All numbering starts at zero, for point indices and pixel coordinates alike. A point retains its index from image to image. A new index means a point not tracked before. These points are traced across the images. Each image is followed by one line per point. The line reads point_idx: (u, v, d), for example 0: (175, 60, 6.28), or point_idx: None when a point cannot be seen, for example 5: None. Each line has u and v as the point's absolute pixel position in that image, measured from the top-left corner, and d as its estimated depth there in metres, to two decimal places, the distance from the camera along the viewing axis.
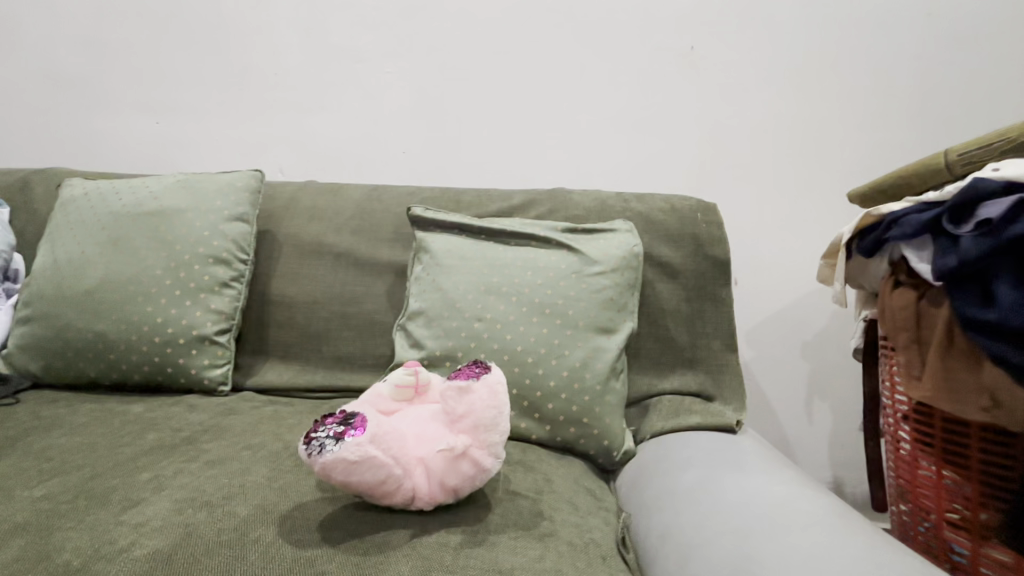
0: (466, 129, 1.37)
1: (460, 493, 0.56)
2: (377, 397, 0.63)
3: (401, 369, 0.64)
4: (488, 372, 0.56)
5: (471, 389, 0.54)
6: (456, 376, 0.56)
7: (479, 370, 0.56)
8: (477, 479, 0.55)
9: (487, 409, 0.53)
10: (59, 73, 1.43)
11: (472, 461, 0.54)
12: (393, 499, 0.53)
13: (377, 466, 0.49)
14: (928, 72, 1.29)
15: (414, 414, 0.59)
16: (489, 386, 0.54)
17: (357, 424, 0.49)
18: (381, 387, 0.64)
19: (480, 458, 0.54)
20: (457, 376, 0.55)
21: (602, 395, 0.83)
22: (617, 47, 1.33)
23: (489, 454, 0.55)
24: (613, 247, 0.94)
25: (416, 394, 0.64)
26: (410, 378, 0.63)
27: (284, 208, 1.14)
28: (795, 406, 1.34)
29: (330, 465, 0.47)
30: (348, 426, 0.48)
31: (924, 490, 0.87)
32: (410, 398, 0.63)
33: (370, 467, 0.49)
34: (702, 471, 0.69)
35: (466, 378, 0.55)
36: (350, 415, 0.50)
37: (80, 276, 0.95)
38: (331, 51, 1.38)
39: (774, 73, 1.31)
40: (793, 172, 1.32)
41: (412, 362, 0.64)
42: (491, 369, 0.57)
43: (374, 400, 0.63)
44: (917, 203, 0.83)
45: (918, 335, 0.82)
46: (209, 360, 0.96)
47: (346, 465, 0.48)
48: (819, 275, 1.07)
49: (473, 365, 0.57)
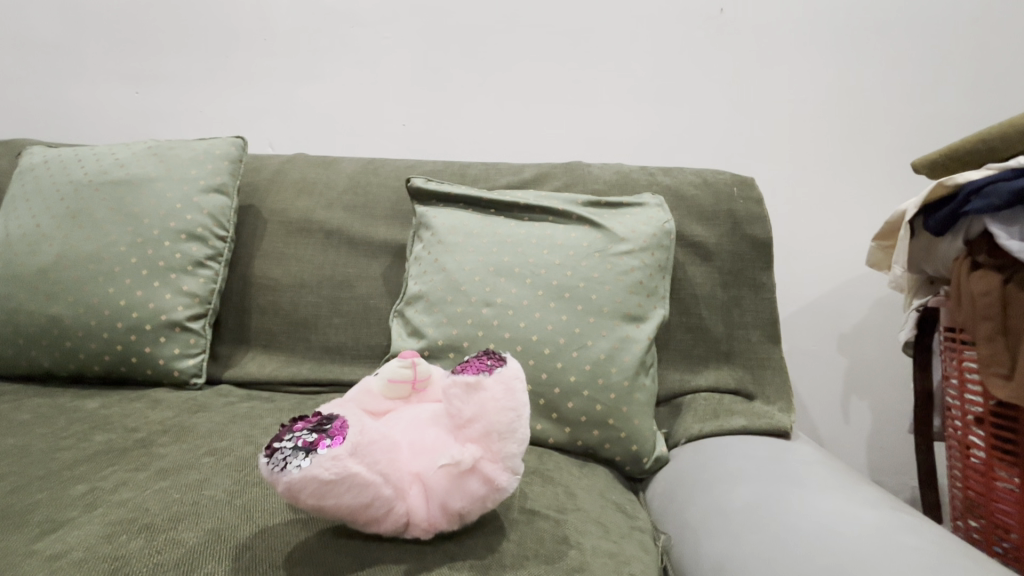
0: (471, 100, 1.25)
1: (468, 517, 0.44)
2: (365, 394, 0.52)
3: (394, 362, 0.53)
4: (502, 364, 0.44)
5: (480, 382, 0.43)
6: (462, 369, 0.44)
7: (491, 363, 0.44)
8: (489, 500, 0.43)
9: (501, 406, 0.42)
10: (30, 38, 1.31)
11: (483, 478, 0.42)
12: (381, 527, 0.42)
13: (361, 486, 0.38)
14: (991, 34, 1.15)
15: (411, 416, 0.47)
16: (504, 377, 0.43)
17: (335, 431, 0.37)
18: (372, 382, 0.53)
19: (493, 473, 0.42)
20: (464, 370, 0.44)
21: (630, 392, 0.72)
22: (638, 10, 1.19)
23: (504, 469, 0.43)
24: (641, 223, 0.82)
25: (415, 391, 0.53)
26: (405, 371, 0.52)
27: (269, 182, 1.03)
28: (831, 404, 1.22)
29: (299, 484, 0.36)
30: (322, 432, 0.37)
31: (1002, 506, 0.75)
32: (405, 396, 0.52)
33: (351, 488, 0.38)
34: (756, 488, 0.59)
35: (474, 373, 0.43)
36: (328, 417, 0.39)
37: (33, 253, 0.84)
38: (325, 13, 1.25)
39: (814, 38, 1.18)
40: (835, 148, 1.19)
41: (410, 353, 0.53)
42: (506, 360, 0.45)
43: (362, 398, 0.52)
44: (1003, 170, 0.71)
45: (1004, 324, 0.70)
46: (179, 349, 0.85)
47: (319, 486, 0.36)
48: (869, 259, 0.95)
49: (482, 353, 0.46)
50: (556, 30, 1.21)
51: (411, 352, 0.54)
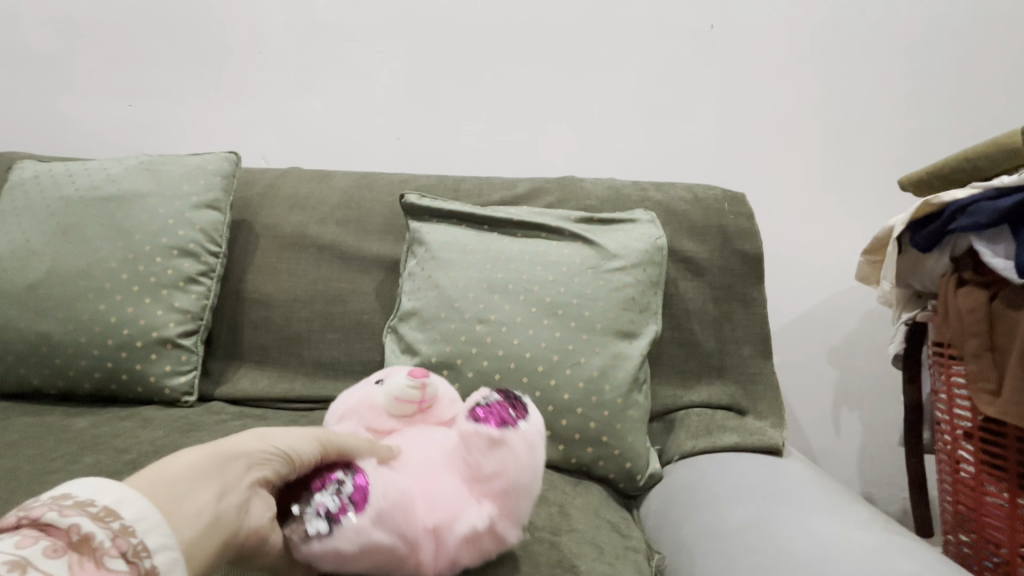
0: (464, 114, 1.25)
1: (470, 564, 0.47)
2: (371, 409, 0.54)
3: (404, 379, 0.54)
4: (523, 417, 0.45)
5: (502, 437, 0.43)
6: (482, 416, 0.44)
7: (515, 415, 0.45)
8: (493, 549, 0.46)
9: (518, 465, 0.43)
10: (21, 51, 1.31)
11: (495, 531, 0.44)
12: None
13: (384, 546, 0.39)
14: (974, 53, 1.17)
15: (421, 450, 0.49)
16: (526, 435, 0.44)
17: (358, 495, 0.38)
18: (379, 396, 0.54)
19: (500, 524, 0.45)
20: (487, 421, 0.44)
21: (623, 410, 0.72)
22: (629, 27, 1.21)
23: (512, 525, 0.46)
24: (634, 240, 0.82)
25: (422, 408, 0.54)
26: (414, 391, 0.53)
27: (262, 196, 1.03)
28: (822, 415, 1.23)
29: (327, 543, 0.37)
30: (347, 497, 0.38)
31: (992, 521, 0.76)
32: (410, 416, 0.54)
33: (373, 552, 0.39)
34: (751, 509, 0.59)
35: (500, 427, 0.44)
36: (352, 477, 0.40)
37: (23, 269, 0.83)
38: (319, 28, 1.25)
39: (803, 55, 1.19)
40: (821, 164, 1.21)
41: (421, 374, 0.54)
42: (528, 412, 0.46)
43: (367, 413, 0.54)
44: (987, 189, 0.72)
45: (991, 341, 0.71)
46: (171, 366, 0.85)
47: (342, 552, 0.38)
48: (858, 274, 0.96)
49: (503, 398, 0.46)
50: (548, 46, 1.23)
51: (422, 373, 0.55)
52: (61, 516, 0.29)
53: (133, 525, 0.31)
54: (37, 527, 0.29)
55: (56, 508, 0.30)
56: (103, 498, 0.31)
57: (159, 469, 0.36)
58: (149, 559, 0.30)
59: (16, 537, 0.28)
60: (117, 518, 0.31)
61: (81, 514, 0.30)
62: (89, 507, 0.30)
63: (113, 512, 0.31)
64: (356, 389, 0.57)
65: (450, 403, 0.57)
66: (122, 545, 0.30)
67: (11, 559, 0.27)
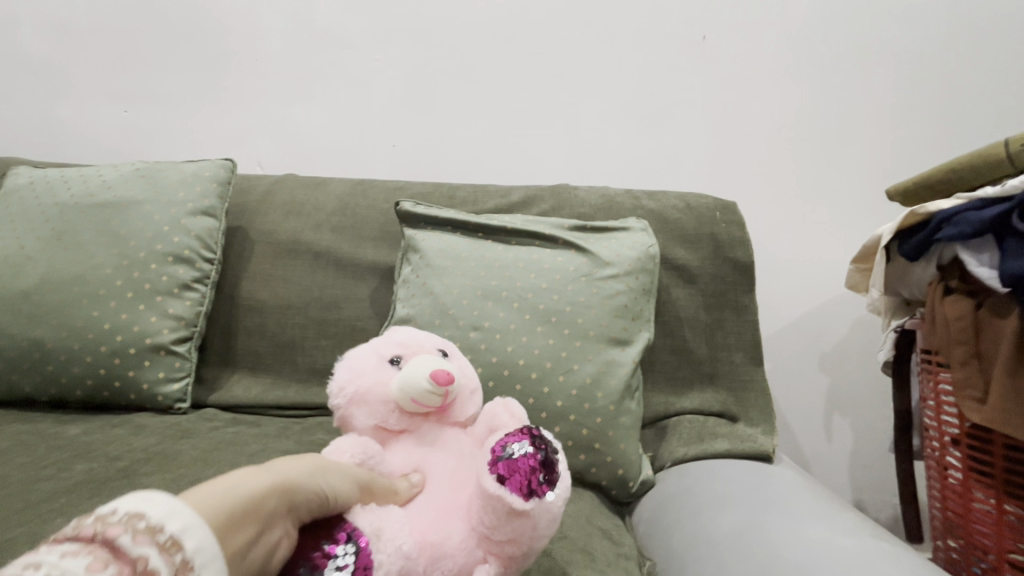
0: (459, 121, 1.26)
1: None
2: (382, 404, 0.48)
3: (426, 383, 0.46)
4: (551, 485, 0.41)
5: (525, 509, 0.40)
6: (507, 476, 0.40)
7: (543, 483, 0.40)
8: None
9: (534, 538, 0.42)
10: (18, 56, 1.31)
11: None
12: None
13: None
14: (962, 64, 1.19)
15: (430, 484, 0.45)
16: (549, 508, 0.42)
17: None
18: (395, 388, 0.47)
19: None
20: (513, 487, 0.39)
21: (616, 416, 0.72)
22: (623, 36, 1.22)
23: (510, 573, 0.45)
24: (626, 248, 0.83)
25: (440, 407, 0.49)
26: (436, 398, 0.46)
27: (257, 203, 1.03)
28: (814, 422, 1.24)
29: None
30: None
31: (980, 527, 0.77)
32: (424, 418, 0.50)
33: None
34: (739, 516, 0.60)
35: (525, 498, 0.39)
36: (352, 550, 0.36)
37: (16, 275, 0.83)
38: (316, 36, 1.26)
39: (794, 65, 1.21)
40: (812, 172, 1.22)
41: (445, 383, 0.46)
42: (557, 477, 0.41)
43: (378, 408, 0.48)
44: (972, 199, 0.73)
45: (977, 348, 0.72)
46: (164, 373, 0.85)
47: None
48: (848, 281, 0.98)
49: (537, 455, 0.41)
50: (543, 55, 1.24)
51: (447, 380, 0.46)
52: (133, 543, 0.25)
53: (193, 559, 0.27)
54: (104, 546, 0.25)
55: (124, 528, 0.26)
56: (172, 522, 0.27)
57: (223, 488, 0.31)
58: None
59: (85, 557, 0.24)
60: (181, 552, 0.27)
61: (150, 545, 0.26)
62: (160, 534, 0.26)
63: (180, 546, 0.27)
64: (366, 364, 0.49)
65: (471, 395, 0.52)
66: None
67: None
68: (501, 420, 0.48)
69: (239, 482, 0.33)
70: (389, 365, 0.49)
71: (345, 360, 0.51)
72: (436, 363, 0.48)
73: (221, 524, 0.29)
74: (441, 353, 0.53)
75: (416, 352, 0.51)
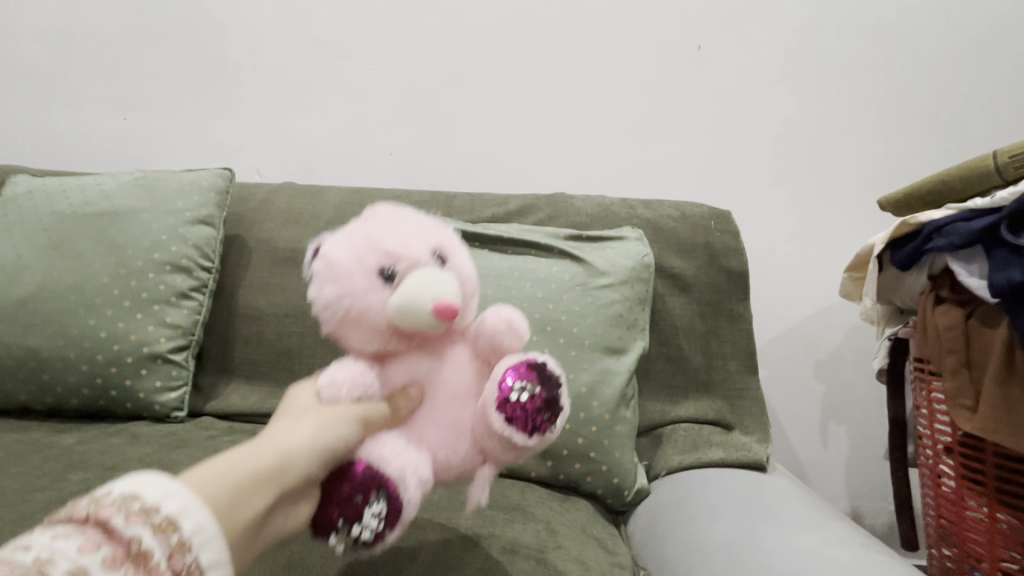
0: (457, 130, 1.27)
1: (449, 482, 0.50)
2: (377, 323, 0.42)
3: (426, 315, 0.40)
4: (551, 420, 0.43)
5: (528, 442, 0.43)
6: (517, 417, 0.41)
7: (547, 418, 0.43)
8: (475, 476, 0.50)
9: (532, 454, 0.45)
10: (18, 65, 1.32)
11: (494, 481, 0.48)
12: None
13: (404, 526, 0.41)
14: (956, 74, 1.20)
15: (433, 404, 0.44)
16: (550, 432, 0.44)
17: (392, 519, 0.38)
18: (389, 310, 0.41)
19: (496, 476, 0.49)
20: (523, 424, 0.41)
21: (611, 425, 0.73)
22: (619, 47, 1.24)
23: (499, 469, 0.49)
24: (621, 257, 0.84)
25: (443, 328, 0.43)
26: (443, 324, 0.41)
27: (255, 211, 1.03)
28: (809, 429, 1.25)
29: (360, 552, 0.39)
30: (381, 526, 0.37)
31: (973, 535, 0.77)
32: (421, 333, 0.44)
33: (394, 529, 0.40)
34: (733, 526, 0.60)
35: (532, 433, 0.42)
36: (384, 500, 0.38)
37: (12, 284, 0.83)
38: (315, 46, 1.27)
39: (788, 75, 1.22)
40: (806, 181, 1.23)
41: (456, 315, 0.39)
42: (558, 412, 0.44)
43: (373, 327, 0.42)
44: (962, 210, 0.75)
45: (967, 358, 0.73)
46: (161, 382, 0.85)
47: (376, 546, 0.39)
48: (842, 290, 0.99)
49: (543, 395, 0.42)
50: (540, 65, 1.25)
51: (458, 312, 0.39)
52: (126, 526, 0.28)
53: (191, 539, 0.30)
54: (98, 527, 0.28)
55: (121, 513, 0.29)
56: (167, 505, 0.30)
57: (218, 469, 0.35)
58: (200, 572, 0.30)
59: (78, 538, 0.27)
60: (176, 532, 0.30)
61: (143, 525, 0.29)
62: (154, 514, 0.29)
63: (176, 525, 0.30)
64: (353, 278, 0.41)
65: (472, 300, 0.47)
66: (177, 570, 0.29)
67: (70, 570, 0.26)
68: (505, 342, 0.45)
69: (234, 461, 0.36)
70: (380, 277, 0.42)
71: (326, 263, 0.42)
72: (436, 290, 0.40)
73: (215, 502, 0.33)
74: (438, 255, 0.44)
75: (410, 263, 0.42)
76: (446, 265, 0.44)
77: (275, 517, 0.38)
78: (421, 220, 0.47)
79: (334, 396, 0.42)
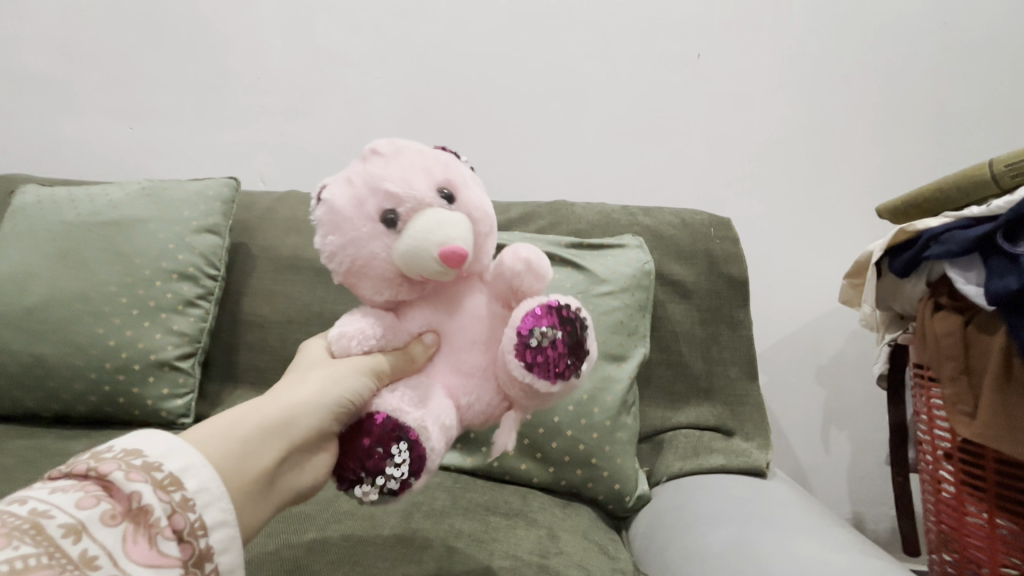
0: (459, 139, 1.29)
1: None
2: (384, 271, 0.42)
3: (429, 260, 0.40)
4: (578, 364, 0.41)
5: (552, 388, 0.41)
6: (535, 363, 0.39)
7: (570, 363, 0.40)
8: None
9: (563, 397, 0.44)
10: (26, 75, 1.34)
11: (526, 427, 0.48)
12: None
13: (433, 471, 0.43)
14: (954, 82, 1.21)
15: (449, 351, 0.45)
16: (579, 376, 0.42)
17: (415, 469, 0.39)
18: (394, 255, 0.41)
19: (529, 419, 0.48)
20: (544, 371, 0.40)
21: (612, 432, 0.74)
22: (619, 55, 1.25)
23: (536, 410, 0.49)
24: (622, 265, 0.85)
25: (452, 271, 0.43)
26: (445, 272, 0.41)
27: (260, 219, 1.05)
28: (810, 434, 1.25)
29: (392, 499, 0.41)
30: (407, 476, 0.39)
31: (973, 541, 0.78)
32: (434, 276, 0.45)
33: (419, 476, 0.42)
34: (733, 532, 0.61)
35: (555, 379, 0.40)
36: (406, 449, 0.39)
37: (21, 293, 0.85)
38: (318, 55, 1.29)
39: (787, 83, 1.23)
40: (805, 188, 1.24)
41: (453, 263, 0.39)
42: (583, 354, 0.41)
43: (381, 275, 0.43)
44: (960, 218, 0.75)
45: (966, 364, 0.74)
46: (168, 389, 0.86)
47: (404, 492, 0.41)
48: (841, 296, 0.99)
49: (566, 339, 0.40)
50: (541, 74, 1.26)
51: (455, 260, 0.39)
52: (127, 483, 0.34)
53: (186, 492, 0.36)
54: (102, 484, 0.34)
55: (127, 470, 0.35)
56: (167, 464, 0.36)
57: (223, 429, 0.42)
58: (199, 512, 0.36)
59: (80, 493, 0.33)
60: (178, 489, 0.36)
61: (144, 481, 0.34)
62: (155, 473, 0.35)
63: (178, 481, 0.36)
64: (356, 226, 0.42)
65: (488, 237, 0.45)
66: (177, 521, 0.35)
67: (68, 523, 0.31)
68: (524, 284, 0.42)
69: (242, 420, 0.44)
70: (383, 223, 0.41)
71: (331, 209, 0.43)
72: (437, 235, 0.39)
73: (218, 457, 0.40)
74: (444, 192, 0.43)
75: (412, 205, 0.41)
76: (453, 201, 0.43)
77: (290, 467, 0.45)
78: (429, 154, 0.45)
79: (345, 347, 0.45)
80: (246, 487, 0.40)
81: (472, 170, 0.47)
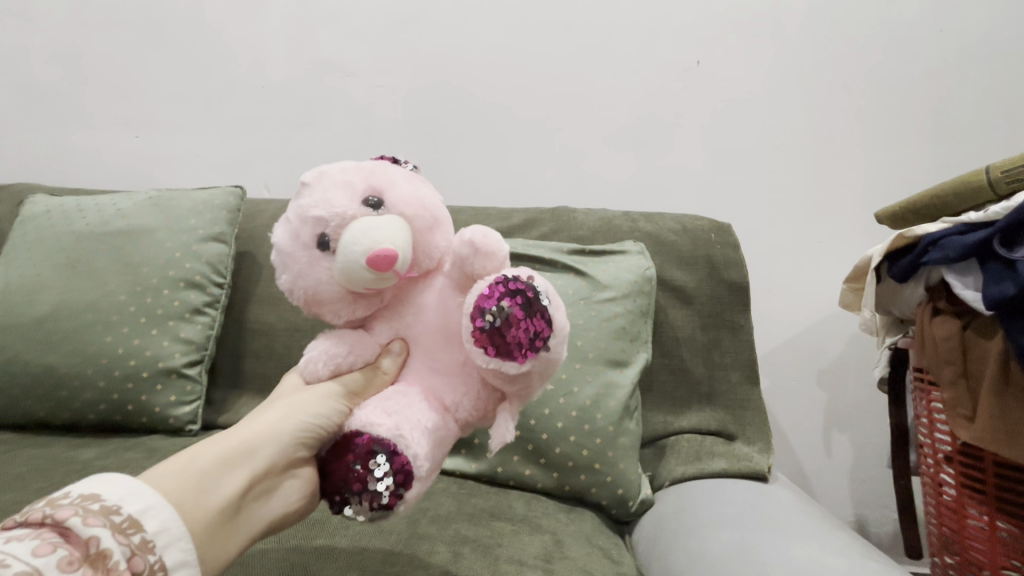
0: (461, 146, 1.30)
1: None
2: (334, 294, 0.44)
3: (367, 273, 0.40)
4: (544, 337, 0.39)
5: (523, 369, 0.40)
6: (498, 350, 0.39)
7: (535, 338, 0.39)
8: None
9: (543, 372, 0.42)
10: (34, 86, 1.36)
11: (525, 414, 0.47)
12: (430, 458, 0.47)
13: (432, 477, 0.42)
14: (952, 87, 1.22)
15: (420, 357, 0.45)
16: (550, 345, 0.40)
17: (401, 479, 0.39)
18: (336, 276, 0.42)
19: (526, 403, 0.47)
20: (507, 355, 0.39)
21: (615, 437, 0.74)
22: (619, 63, 1.26)
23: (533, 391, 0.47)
24: (624, 271, 0.86)
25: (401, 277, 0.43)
26: (384, 279, 0.41)
27: (265, 227, 1.06)
28: (812, 438, 1.26)
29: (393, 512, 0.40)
30: (393, 485, 0.38)
31: (974, 543, 0.78)
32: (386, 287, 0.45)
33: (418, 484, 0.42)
34: (735, 536, 0.61)
35: (521, 359, 0.39)
36: (385, 460, 0.39)
37: (32, 303, 0.86)
38: (322, 64, 1.31)
39: (785, 89, 1.25)
40: (805, 193, 1.25)
41: (386, 268, 0.39)
42: (547, 324, 0.40)
43: (332, 299, 0.44)
44: (957, 224, 0.76)
45: (964, 368, 0.74)
46: (176, 397, 0.87)
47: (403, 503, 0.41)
48: (842, 301, 1.00)
49: (518, 310, 0.39)
50: (542, 81, 1.28)
51: (385, 265, 0.39)
52: (84, 526, 0.34)
53: (148, 537, 0.37)
54: (57, 528, 0.34)
55: (85, 513, 0.35)
56: (125, 508, 0.37)
57: (183, 464, 0.44)
58: (155, 555, 0.37)
59: (37, 540, 0.33)
60: (137, 532, 0.37)
61: (102, 525, 0.35)
62: (114, 516, 0.36)
63: (138, 523, 0.37)
64: (297, 259, 0.43)
65: (432, 230, 0.44)
66: (136, 564, 0.36)
67: (26, 570, 0.31)
68: (477, 270, 0.42)
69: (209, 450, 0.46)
70: (318, 248, 0.42)
71: (278, 251, 0.45)
72: (366, 242, 0.40)
73: (177, 491, 0.41)
74: (371, 199, 0.43)
75: (338, 222, 0.41)
76: (381, 206, 0.42)
77: (257, 497, 0.47)
78: (353, 168, 0.45)
79: (314, 371, 0.47)
80: (208, 516, 0.42)
81: (405, 170, 0.47)
